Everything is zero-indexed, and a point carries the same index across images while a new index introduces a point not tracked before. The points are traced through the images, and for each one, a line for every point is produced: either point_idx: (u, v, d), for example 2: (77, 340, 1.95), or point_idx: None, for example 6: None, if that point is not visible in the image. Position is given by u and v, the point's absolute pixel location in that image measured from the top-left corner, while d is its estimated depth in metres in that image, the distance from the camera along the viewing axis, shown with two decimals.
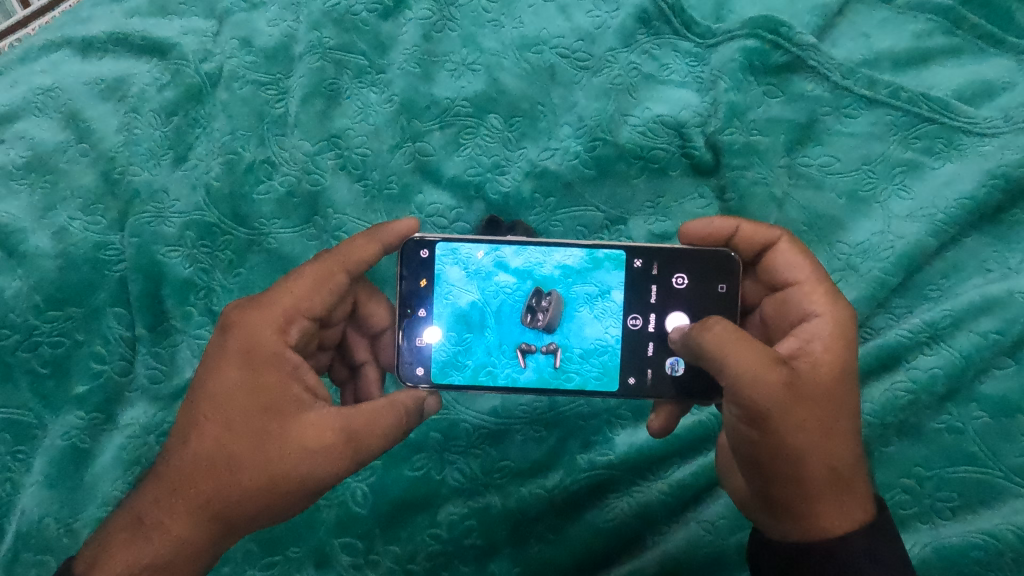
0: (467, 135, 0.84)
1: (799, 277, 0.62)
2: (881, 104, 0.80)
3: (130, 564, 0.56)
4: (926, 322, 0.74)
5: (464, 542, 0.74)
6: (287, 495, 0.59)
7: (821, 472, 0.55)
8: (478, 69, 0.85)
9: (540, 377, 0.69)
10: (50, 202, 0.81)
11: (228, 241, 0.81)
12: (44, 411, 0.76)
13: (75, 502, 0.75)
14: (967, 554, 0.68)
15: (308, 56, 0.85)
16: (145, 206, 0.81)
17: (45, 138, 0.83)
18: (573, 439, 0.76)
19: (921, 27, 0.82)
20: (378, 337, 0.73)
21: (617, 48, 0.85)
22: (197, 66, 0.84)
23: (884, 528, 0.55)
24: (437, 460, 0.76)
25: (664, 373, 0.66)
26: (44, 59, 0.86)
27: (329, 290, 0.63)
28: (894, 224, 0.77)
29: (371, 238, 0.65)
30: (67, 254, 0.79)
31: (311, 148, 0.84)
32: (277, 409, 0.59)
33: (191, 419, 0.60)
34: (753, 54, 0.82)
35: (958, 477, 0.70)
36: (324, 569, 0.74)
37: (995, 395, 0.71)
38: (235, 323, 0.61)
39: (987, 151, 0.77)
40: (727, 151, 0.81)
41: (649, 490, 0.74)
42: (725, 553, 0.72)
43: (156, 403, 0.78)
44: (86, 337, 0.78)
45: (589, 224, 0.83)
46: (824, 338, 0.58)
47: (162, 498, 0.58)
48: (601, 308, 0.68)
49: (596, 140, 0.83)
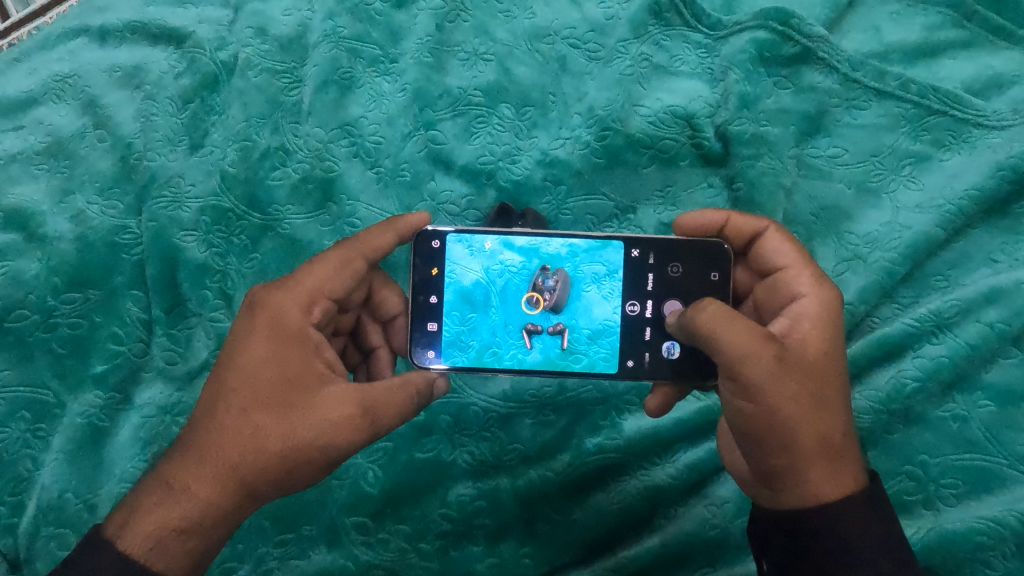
0: (478, 123, 0.85)
1: (786, 261, 0.63)
2: (890, 96, 0.80)
3: (159, 526, 0.57)
4: (932, 311, 0.74)
5: (473, 522, 0.75)
6: (305, 465, 0.60)
7: (813, 442, 0.55)
8: (490, 59, 0.86)
9: (546, 358, 0.69)
10: (69, 186, 0.82)
11: (243, 225, 0.82)
12: (62, 390, 0.78)
13: (94, 478, 0.76)
14: (972, 539, 0.69)
15: (323, 45, 0.86)
16: (161, 191, 0.82)
17: (64, 124, 0.84)
18: (582, 422, 0.77)
19: (932, 20, 0.82)
20: (390, 323, 0.74)
21: (628, 39, 0.86)
22: (213, 55, 0.86)
23: (876, 497, 0.56)
24: (447, 442, 0.77)
25: (662, 356, 0.67)
26: (62, 47, 0.87)
27: (350, 273, 0.64)
28: (902, 215, 0.78)
29: (387, 227, 0.66)
30: (86, 237, 0.81)
31: (325, 135, 0.85)
32: (299, 383, 0.61)
33: (218, 390, 0.61)
34: (763, 45, 0.83)
35: (963, 464, 0.71)
36: (335, 547, 0.75)
37: (1000, 384, 0.72)
38: (262, 302, 0.63)
39: (995, 143, 0.77)
40: (736, 141, 0.82)
41: (657, 474, 0.75)
42: (731, 536, 0.73)
43: (173, 383, 0.79)
44: (104, 319, 0.80)
45: (599, 213, 0.84)
46: (811, 316, 0.59)
47: (191, 464, 0.59)
48: (609, 288, 0.69)
49: (606, 130, 0.84)
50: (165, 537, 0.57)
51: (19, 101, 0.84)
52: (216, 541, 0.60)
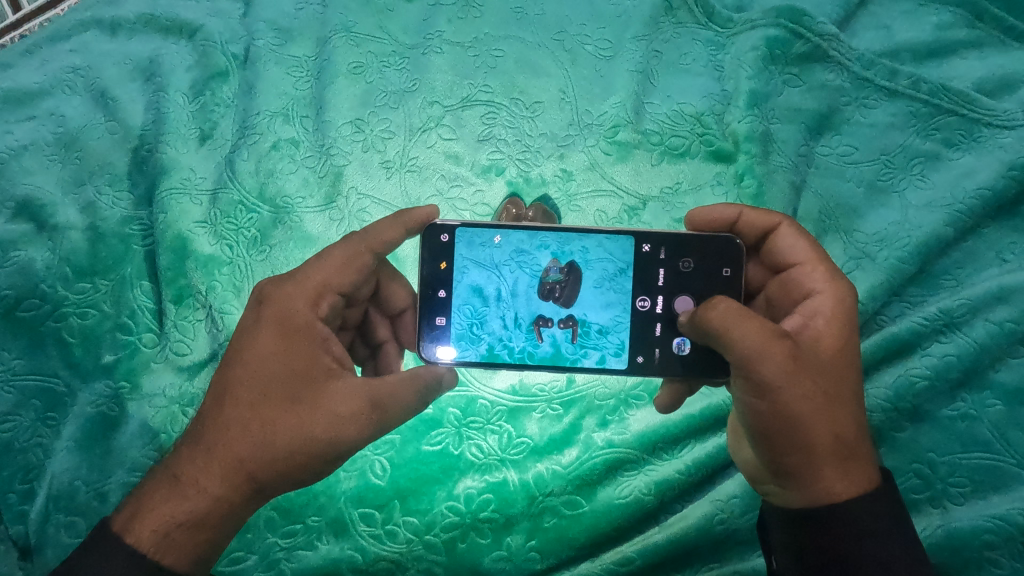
0: (489, 119, 0.85)
1: (800, 257, 0.63)
2: (901, 95, 0.81)
3: (168, 519, 0.58)
4: (941, 310, 0.74)
5: (480, 515, 0.76)
6: (315, 459, 0.60)
7: (826, 440, 0.55)
8: (500, 54, 0.86)
9: (555, 353, 0.69)
10: (80, 177, 0.82)
11: (253, 217, 0.83)
12: (72, 379, 0.78)
13: (104, 467, 0.77)
14: (978, 537, 0.69)
15: (333, 39, 0.86)
16: (172, 182, 0.83)
17: (76, 115, 0.84)
18: (589, 417, 0.78)
19: (942, 19, 0.82)
20: (398, 317, 0.74)
21: (640, 36, 0.86)
22: (225, 48, 0.86)
23: (888, 496, 0.56)
24: (455, 436, 0.77)
25: (671, 353, 0.67)
26: (74, 39, 0.87)
27: (359, 267, 0.64)
28: (911, 214, 0.78)
29: (396, 221, 0.66)
30: (98, 227, 0.81)
31: (336, 128, 0.85)
32: (309, 376, 0.61)
33: (227, 384, 0.61)
34: (774, 43, 0.84)
35: (970, 463, 0.71)
36: (343, 538, 0.75)
37: (1008, 384, 0.72)
38: (270, 295, 0.63)
39: (1006, 143, 0.77)
40: (746, 138, 0.82)
41: (663, 469, 0.76)
42: (737, 531, 0.73)
43: (183, 374, 0.80)
44: (114, 309, 0.80)
45: (608, 210, 0.83)
46: (826, 313, 0.59)
47: (200, 457, 0.60)
48: (619, 284, 0.69)
49: (616, 127, 0.84)
50: (173, 530, 0.57)
51: (31, 91, 0.84)
52: (224, 534, 0.60)
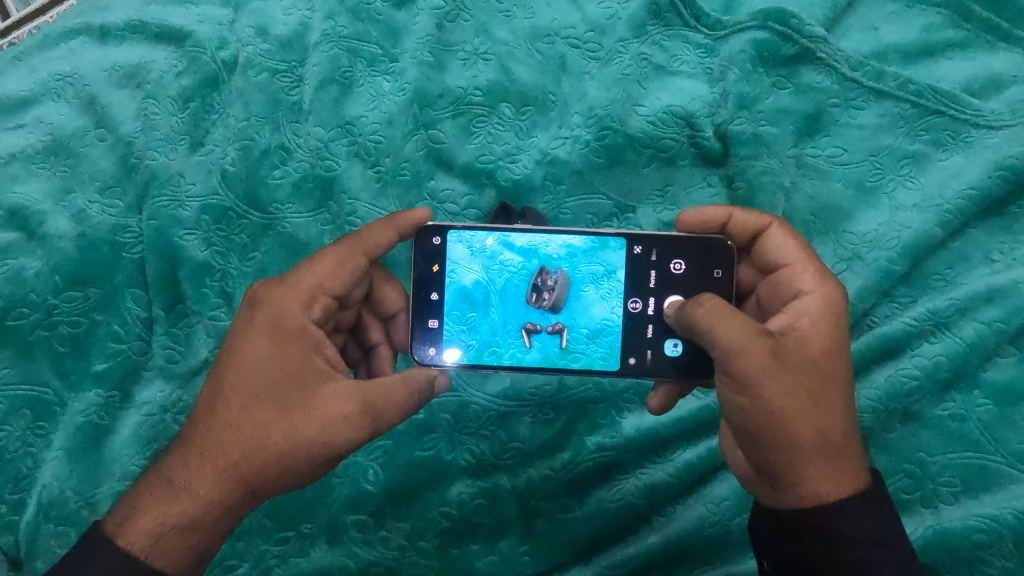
0: (479, 123, 0.85)
1: (788, 258, 0.63)
2: (889, 96, 0.81)
3: (159, 521, 0.57)
4: (930, 310, 0.75)
5: (474, 519, 0.76)
6: (306, 463, 0.60)
7: (811, 439, 0.56)
8: (490, 58, 0.86)
9: (545, 357, 0.70)
10: (69, 185, 0.82)
11: (244, 224, 0.83)
12: (63, 389, 0.78)
13: (95, 476, 0.77)
14: (968, 537, 0.69)
15: (323, 44, 0.86)
16: (161, 190, 0.82)
17: (65, 122, 0.84)
18: (582, 421, 0.78)
19: (930, 20, 0.82)
20: (391, 319, 0.74)
21: (628, 40, 0.86)
22: (214, 54, 0.86)
23: (875, 496, 0.56)
24: (447, 441, 0.77)
25: (664, 355, 0.67)
26: (63, 46, 0.87)
27: (350, 269, 0.64)
28: (900, 215, 0.78)
29: (388, 224, 0.66)
30: (87, 235, 0.81)
31: (326, 134, 0.85)
32: (300, 380, 0.61)
33: (217, 388, 0.61)
34: (762, 46, 0.83)
35: (959, 462, 0.71)
36: (336, 544, 0.76)
37: (997, 383, 0.72)
38: (262, 298, 0.63)
39: (993, 143, 0.78)
40: (736, 141, 0.82)
41: (655, 472, 0.76)
42: (728, 534, 0.74)
43: (173, 381, 0.80)
44: (104, 317, 0.80)
45: (599, 212, 0.84)
46: (813, 314, 0.59)
47: (191, 460, 0.59)
48: (608, 288, 0.69)
49: (605, 130, 0.84)
50: (165, 533, 0.57)
51: (21, 99, 0.84)
52: (216, 538, 0.60)
